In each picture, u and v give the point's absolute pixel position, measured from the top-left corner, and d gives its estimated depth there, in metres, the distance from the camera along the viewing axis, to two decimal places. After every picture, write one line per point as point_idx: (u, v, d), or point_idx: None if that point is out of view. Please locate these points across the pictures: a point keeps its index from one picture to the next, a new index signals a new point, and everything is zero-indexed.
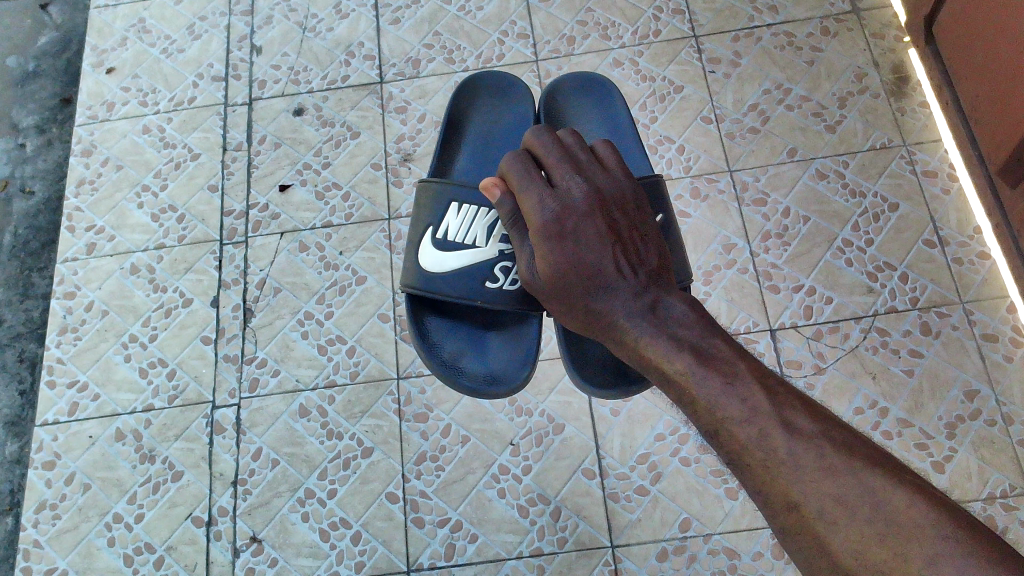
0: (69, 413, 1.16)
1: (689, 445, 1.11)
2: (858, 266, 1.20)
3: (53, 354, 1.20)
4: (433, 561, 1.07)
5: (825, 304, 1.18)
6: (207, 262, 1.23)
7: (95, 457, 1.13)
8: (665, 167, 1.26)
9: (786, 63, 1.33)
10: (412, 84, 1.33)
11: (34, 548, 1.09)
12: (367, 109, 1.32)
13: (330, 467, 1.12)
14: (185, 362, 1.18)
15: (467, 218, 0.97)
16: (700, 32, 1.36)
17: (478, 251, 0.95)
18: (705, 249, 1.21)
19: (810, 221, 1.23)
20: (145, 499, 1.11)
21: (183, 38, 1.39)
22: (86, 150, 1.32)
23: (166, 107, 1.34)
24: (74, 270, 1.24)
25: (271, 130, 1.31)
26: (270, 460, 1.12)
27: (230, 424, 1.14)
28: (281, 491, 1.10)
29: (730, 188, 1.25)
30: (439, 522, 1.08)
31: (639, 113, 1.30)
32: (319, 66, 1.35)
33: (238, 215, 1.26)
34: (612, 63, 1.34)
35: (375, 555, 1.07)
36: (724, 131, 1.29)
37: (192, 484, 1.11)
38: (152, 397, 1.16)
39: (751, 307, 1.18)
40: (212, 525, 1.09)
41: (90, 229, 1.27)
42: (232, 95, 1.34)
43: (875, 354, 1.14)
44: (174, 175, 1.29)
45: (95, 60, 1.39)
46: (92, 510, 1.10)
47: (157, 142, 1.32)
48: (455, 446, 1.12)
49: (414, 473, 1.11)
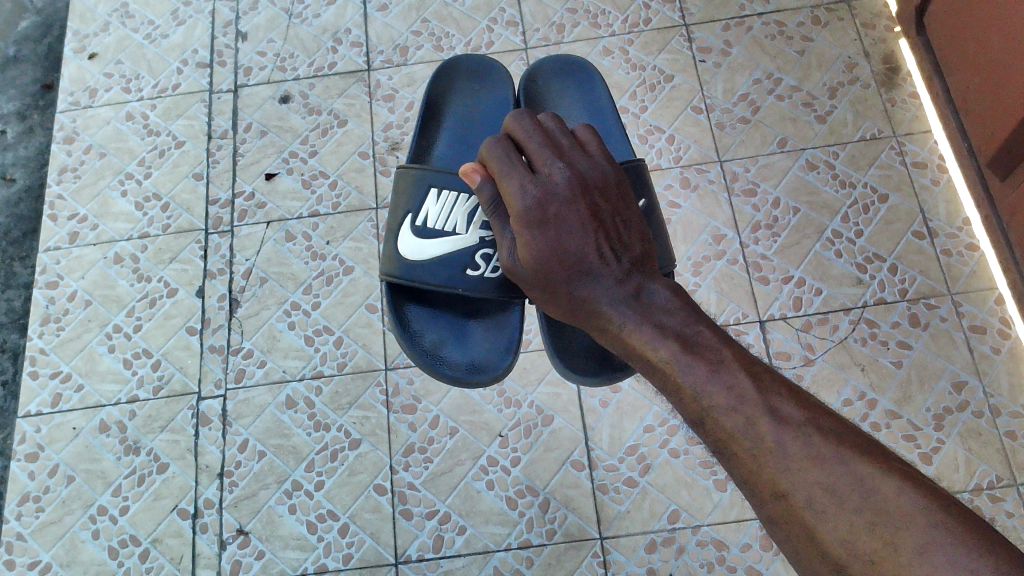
0: (52, 404, 1.14)
1: (678, 437, 1.10)
2: (847, 257, 1.20)
3: (36, 344, 1.18)
4: (421, 553, 1.06)
5: (814, 295, 1.17)
6: (192, 252, 1.22)
7: (79, 449, 1.12)
8: (655, 157, 1.26)
9: (776, 53, 1.33)
10: (400, 72, 1.32)
11: (18, 541, 1.08)
12: (354, 96, 1.31)
13: (318, 459, 1.11)
14: (170, 353, 1.16)
15: (447, 204, 0.96)
16: (690, 21, 1.35)
17: (459, 238, 0.95)
18: (694, 239, 1.21)
19: (800, 212, 1.22)
20: (130, 491, 1.10)
21: (166, 24, 1.37)
22: (68, 136, 1.30)
23: (149, 94, 1.32)
24: (57, 259, 1.23)
25: (257, 117, 1.30)
26: (257, 452, 1.11)
27: (216, 416, 1.13)
28: (268, 483, 1.09)
29: (721, 178, 1.25)
30: (428, 514, 1.08)
31: (629, 102, 1.29)
32: (306, 53, 1.34)
33: (224, 204, 1.25)
34: (602, 52, 1.33)
35: (363, 547, 1.06)
36: (714, 121, 1.28)
37: (178, 476, 1.10)
38: (136, 388, 1.15)
39: (740, 298, 1.17)
40: (198, 518, 1.08)
41: (72, 218, 1.25)
42: (218, 82, 1.32)
43: (863, 346, 1.14)
44: (158, 163, 1.28)
45: (77, 45, 1.37)
46: (76, 502, 1.09)
47: (141, 130, 1.30)
48: (443, 438, 1.11)
49: (402, 465, 1.10)
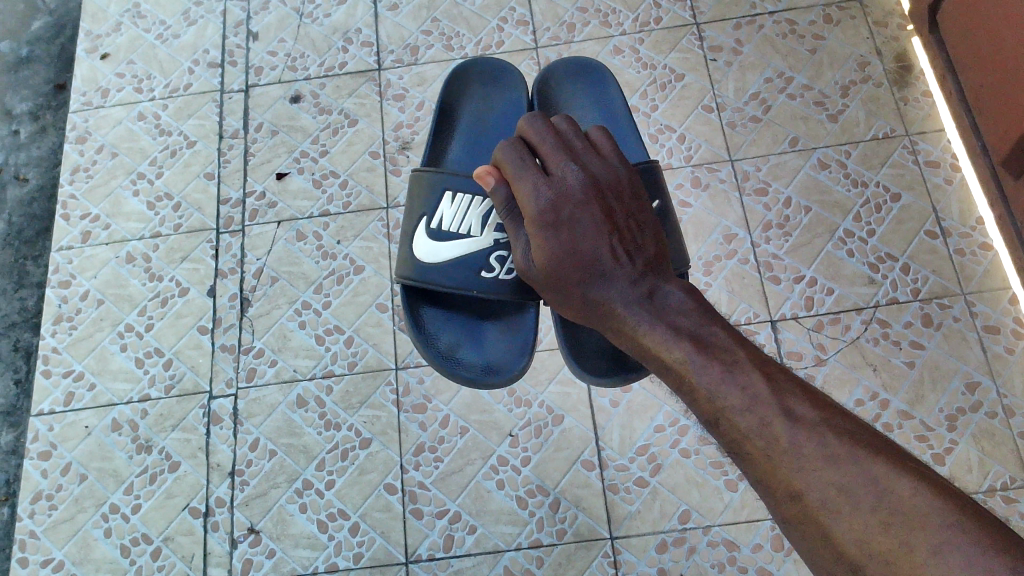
0: (65, 403, 1.15)
1: (689, 437, 1.10)
2: (860, 257, 1.19)
3: (49, 344, 1.19)
4: (431, 552, 1.06)
5: (826, 295, 1.17)
6: (203, 251, 1.22)
7: (92, 447, 1.12)
8: (666, 156, 1.25)
9: (788, 51, 1.32)
10: (410, 71, 1.32)
11: (31, 538, 1.08)
12: (364, 96, 1.31)
13: (328, 458, 1.11)
14: (182, 352, 1.17)
15: (461, 206, 0.96)
16: (701, 19, 1.34)
17: (474, 240, 0.95)
18: (705, 240, 1.20)
19: (812, 212, 1.22)
20: (141, 490, 1.10)
21: (178, 24, 1.38)
22: (80, 136, 1.31)
23: (161, 94, 1.33)
24: (69, 259, 1.23)
25: (268, 117, 1.30)
26: (267, 451, 1.11)
27: (228, 414, 1.13)
28: (279, 482, 1.10)
29: (732, 177, 1.24)
30: (438, 514, 1.08)
31: (640, 102, 1.29)
32: (316, 53, 1.34)
33: (235, 203, 1.25)
34: (613, 51, 1.33)
35: (373, 546, 1.07)
36: (725, 121, 1.28)
37: (189, 474, 1.10)
38: (148, 387, 1.15)
39: (752, 298, 1.17)
40: (209, 516, 1.08)
41: (85, 218, 1.26)
42: (229, 82, 1.33)
43: (876, 346, 1.14)
44: (170, 163, 1.28)
45: (89, 45, 1.37)
46: (89, 500, 1.10)
47: (153, 130, 1.31)
48: (453, 437, 1.11)
49: (413, 464, 1.10)
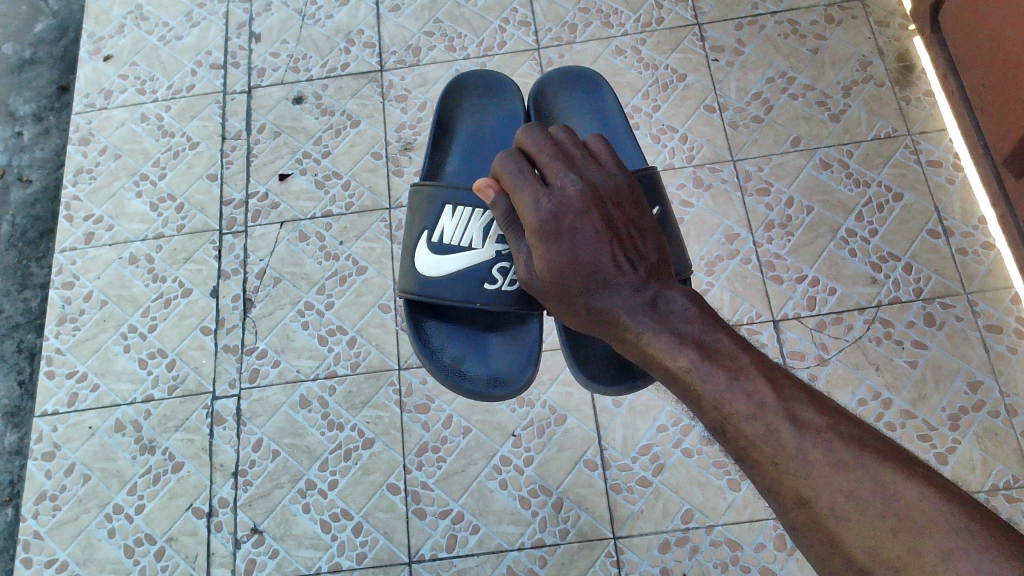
0: (251, 379, 1.25)
1: (849, 406, 1.18)
2: (995, 236, 1.28)
3: (235, 320, 1.29)
4: (633, 525, 1.15)
5: (960, 268, 1.27)
6: (377, 229, 1.33)
7: (282, 423, 1.23)
8: (795, 141, 1.36)
9: (916, 34, 1.42)
10: (571, 50, 1.44)
11: (230, 514, 1.18)
12: (526, 74, 1.42)
13: (523, 435, 1.21)
14: (365, 330, 1.27)
15: (660, 201, 1.02)
16: (825, 1, 1.47)
17: (676, 234, 1.00)
18: (848, 214, 1.32)
19: (956, 184, 1.32)
20: (337, 466, 1.20)
21: (330, 4, 1.50)
22: (244, 117, 1.42)
23: (318, 74, 1.44)
24: (244, 236, 1.34)
25: (431, 96, 1.42)
26: (462, 428, 1.21)
27: (417, 390, 1.24)
28: (476, 458, 1.20)
29: (858, 159, 1.35)
30: (636, 484, 1.18)
31: (768, 82, 1.41)
32: (473, 33, 1.47)
33: (403, 189, 1.35)
34: (735, 29, 1.45)
35: (579, 522, 1.16)
36: (854, 107, 1.38)
37: (384, 452, 1.21)
38: (333, 363, 1.26)
39: (888, 273, 1.27)
40: (409, 491, 1.18)
41: (254, 197, 1.36)
42: (389, 63, 1.45)
43: (1013, 318, 1.23)
44: (335, 142, 1.40)
45: (242, 25, 1.49)
46: (285, 476, 1.20)
47: (315, 109, 1.42)
48: (635, 413, 1.21)
49: (604, 441, 1.20)
